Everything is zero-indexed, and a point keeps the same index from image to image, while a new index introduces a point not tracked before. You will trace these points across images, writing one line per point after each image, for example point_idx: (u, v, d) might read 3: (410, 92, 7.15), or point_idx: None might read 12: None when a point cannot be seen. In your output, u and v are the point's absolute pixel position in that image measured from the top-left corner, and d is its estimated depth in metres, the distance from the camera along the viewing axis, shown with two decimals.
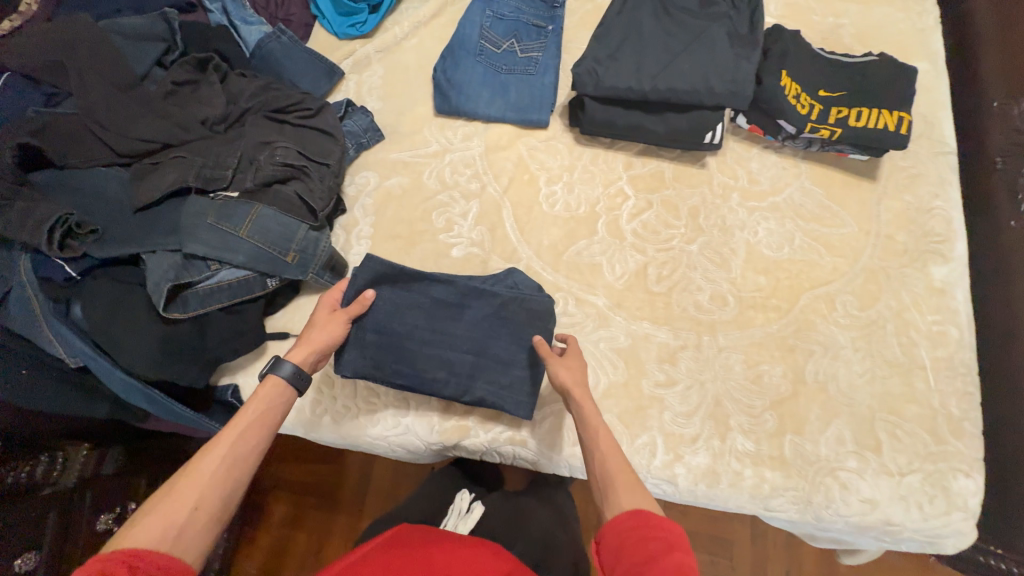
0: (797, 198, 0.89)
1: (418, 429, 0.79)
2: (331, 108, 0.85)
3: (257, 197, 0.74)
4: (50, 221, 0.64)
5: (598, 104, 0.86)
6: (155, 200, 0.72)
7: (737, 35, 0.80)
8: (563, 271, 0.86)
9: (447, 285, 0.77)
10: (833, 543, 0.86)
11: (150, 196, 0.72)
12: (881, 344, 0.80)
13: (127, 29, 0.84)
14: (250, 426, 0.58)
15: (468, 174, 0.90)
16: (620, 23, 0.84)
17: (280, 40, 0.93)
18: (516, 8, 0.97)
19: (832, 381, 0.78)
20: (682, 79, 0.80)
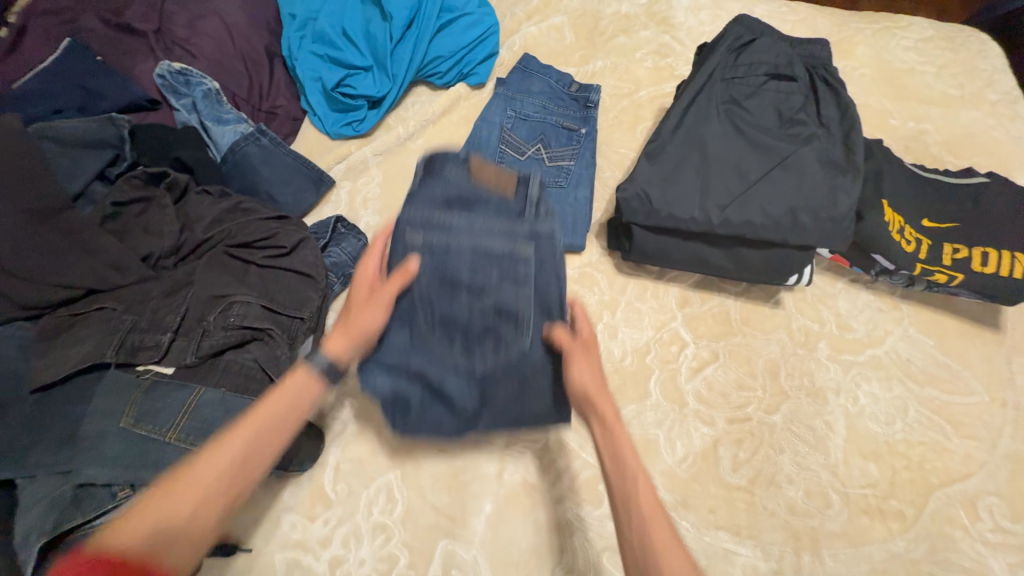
0: (903, 350, 0.70)
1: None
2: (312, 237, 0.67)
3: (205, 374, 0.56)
4: None
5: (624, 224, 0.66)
6: (59, 378, 0.53)
7: (831, 161, 0.63)
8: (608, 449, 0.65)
9: (412, 299, 0.56)
10: None
11: (51, 375, 0.53)
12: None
13: (67, 135, 0.67)
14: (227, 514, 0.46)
15: None
16: (678, 139, 0.67)
17: (259, 143, 0.76)
18: (541, 107, 0.82)
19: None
20: (762, 212, 0.63)
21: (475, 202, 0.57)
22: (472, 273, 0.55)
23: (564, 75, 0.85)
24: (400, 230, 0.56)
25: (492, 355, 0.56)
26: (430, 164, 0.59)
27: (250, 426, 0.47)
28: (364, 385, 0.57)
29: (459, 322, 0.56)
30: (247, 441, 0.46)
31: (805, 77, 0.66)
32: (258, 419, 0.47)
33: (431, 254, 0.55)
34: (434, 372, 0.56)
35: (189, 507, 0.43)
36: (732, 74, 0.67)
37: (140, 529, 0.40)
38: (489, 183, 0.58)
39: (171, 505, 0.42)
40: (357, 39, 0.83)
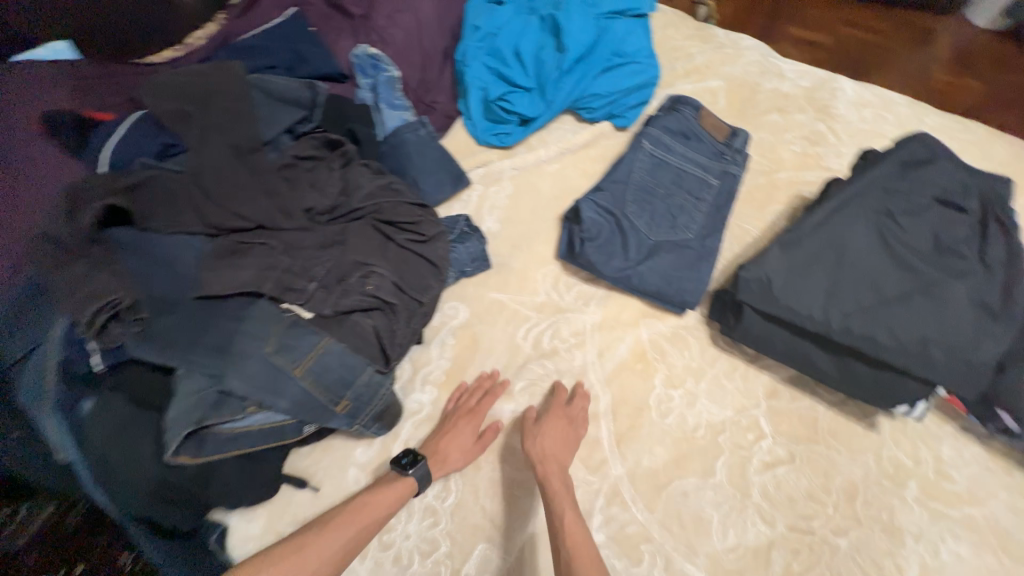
0: (1005, 520, 0.64)
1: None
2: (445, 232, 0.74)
3: (333, 324, 0.62)
4: (96, 304, 0.55)
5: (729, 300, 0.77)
6: (223, 293, 0.60)
7: (983, 304, 0.60)
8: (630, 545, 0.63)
9: (655, 128, 0.81)
10: None
11: (219, 289, 0.60)
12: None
13: (273, 88, 0.79)
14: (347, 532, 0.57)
15: (572, 343, 0.74)
16: (821, 236, 0.66)
17: (417, 133, 0.85)
18: (684, 155, 0.80)
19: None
20: (892, 334, 0.61)
21: (694, 139, 0.81)
22: (682, 179, 0.79)
23: (719, 125, 0.83)
24: (654, 130, 0.81)
25: (677, 211, 0.77)
26: (680, 101, 0.84)
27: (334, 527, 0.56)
28: (578, 211, 0.77)
29: (661, 189, 0.79)
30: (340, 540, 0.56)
31: (975, 212, 0.64)
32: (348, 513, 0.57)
33: (668, 137, 0.81)
34: (641, 186, 0.79)
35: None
36: (897, 186, 0.66)
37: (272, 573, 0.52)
38: (709, 128, 0.82)
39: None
40: (527, 59, 0.89)
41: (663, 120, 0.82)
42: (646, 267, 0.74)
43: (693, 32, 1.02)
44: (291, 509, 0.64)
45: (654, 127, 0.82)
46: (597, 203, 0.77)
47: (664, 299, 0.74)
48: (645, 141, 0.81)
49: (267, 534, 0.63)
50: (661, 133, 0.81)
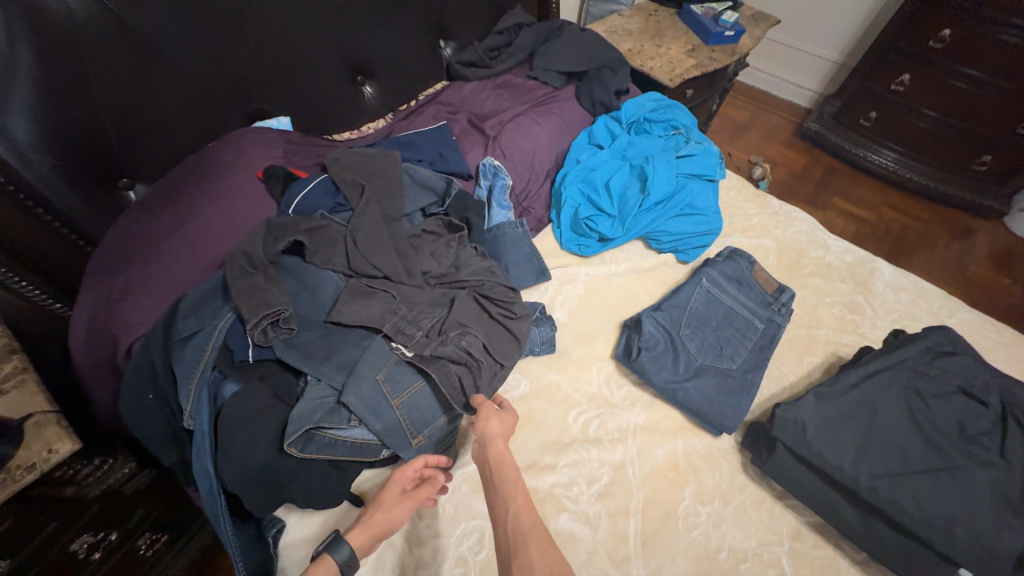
0: None
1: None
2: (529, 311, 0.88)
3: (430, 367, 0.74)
4: (266, 311, 0.69)
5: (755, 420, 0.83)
6: (350, 324, 0.76)
7: (1004, 495, 0.65)
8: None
9: (715, 271, 0.96)
10: None
11: (348, 320, 0.76)
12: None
13: (419, 176, 1.02)
14: None
15: (614, 436, 0.83)
16: (852, 396, 0.75)
17: (517, 230, 1.04)
18: (736, 298, 0.94)
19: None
20: (914, 504, 0.66)
21: (746, 286, 0.96)
22: (731, 316, 0.92)
23: (771, 279, 0.97)
24: (713, 271, 0.96)
25: (725, 343, 0.89)
26: (735, 253, 1.00)
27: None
28: (638, 322, 0.91)
29: (712, 321, 0.91)
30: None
31: (996, 407, 0.72)
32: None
33: (724, 280, 0.95)
34: (696, 315, 0.92)
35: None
36: (923, 367, 0.76)
37: None
38: (760, 280, 0.97)
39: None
40: (614, 192, 1.09)
41: (721, 264, 0.97)
42: (692, 386, 0.84)
43: (753, 197, 1.23)
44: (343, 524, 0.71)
45: (713, 269, 0.97)
46: (655, 321, 0.90)
47: (702, 417, 0.83)
48: (705, 279, 0.95)
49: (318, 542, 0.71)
50: (718, 275, 0.96)
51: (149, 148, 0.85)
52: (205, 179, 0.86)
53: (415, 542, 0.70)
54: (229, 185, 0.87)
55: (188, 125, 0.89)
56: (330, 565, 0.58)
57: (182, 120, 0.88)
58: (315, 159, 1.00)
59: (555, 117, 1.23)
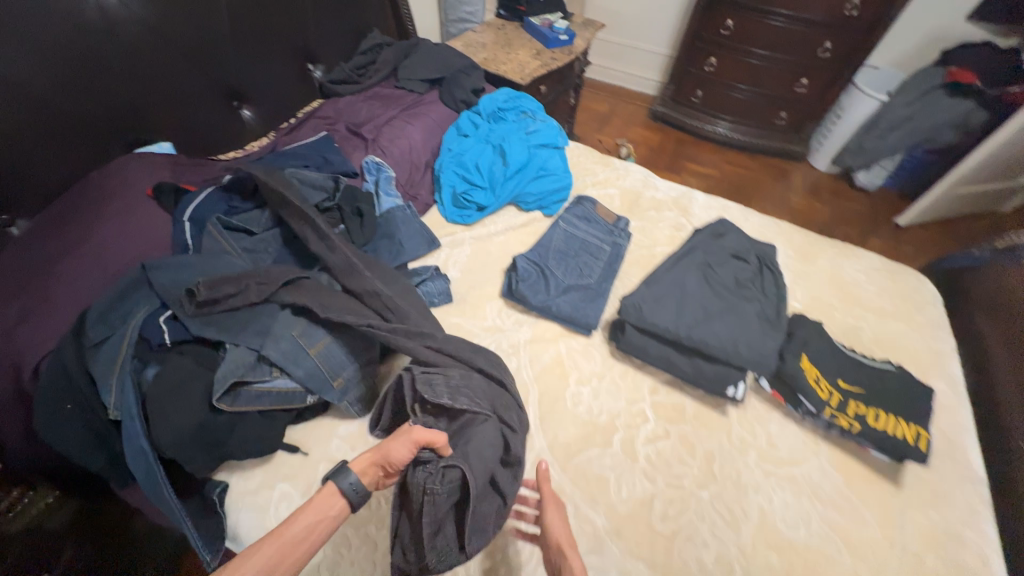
0: (816, 476, 0.89)
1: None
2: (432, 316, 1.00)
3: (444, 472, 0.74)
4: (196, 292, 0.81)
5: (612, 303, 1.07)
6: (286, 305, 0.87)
7: (765, 316, 0.94)
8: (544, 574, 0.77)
9: (567, 215, 1.21)
10: None
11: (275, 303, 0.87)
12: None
13: (307, 179, 1.15)
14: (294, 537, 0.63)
15: (509, 352, 1.02)
16: (668, 277, 1.02)
17: (405, 211, 1.22)
18: (587, 231, 1.19)
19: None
20: (714, 337, 0.93)
21: (593, 222, 1.21)
22: (585, 245, 1.17)
23: (611, 214, 1.25)
24: (567, 215, 1.21)
25: (583, 266, 1.13)
26: (580, 200, 1.26)
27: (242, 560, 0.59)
28: (513, 263, 1.11)
29: (571, 252, 1.15)
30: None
31: (755, 262, 1.03)
32: (256, 554, 0.60)
33: (576, 220, 1.21)
34: (558, 250, 1.15)
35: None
36: (710, 247, 1.06)
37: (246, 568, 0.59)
38: (603, 217, 1.24)
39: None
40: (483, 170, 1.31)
41: (572, 210, 1.23)
42: (561, 301, 1.06)
43: (599, 160, 1.52)
44: (284, 469, 0.82)
45: (567, 215, 1.21)
46: (527, 261, 1.11)
47: (572, 324, 1.06)
48: (562, 222, 1.20)
49: (260, 490, 0.80)
50: (570, 218, 1.21)
51: (24, 182, 0.89)
52: (94, 203, 0.92)
53: None
54: (122, 205, 0.93)
55: (64, 158, 0.94)
56: (336, 487, 0.68)
57: (56, 153, 0.92)
58: (207, 178, 1.09)
59: (425, 118, 1.43)
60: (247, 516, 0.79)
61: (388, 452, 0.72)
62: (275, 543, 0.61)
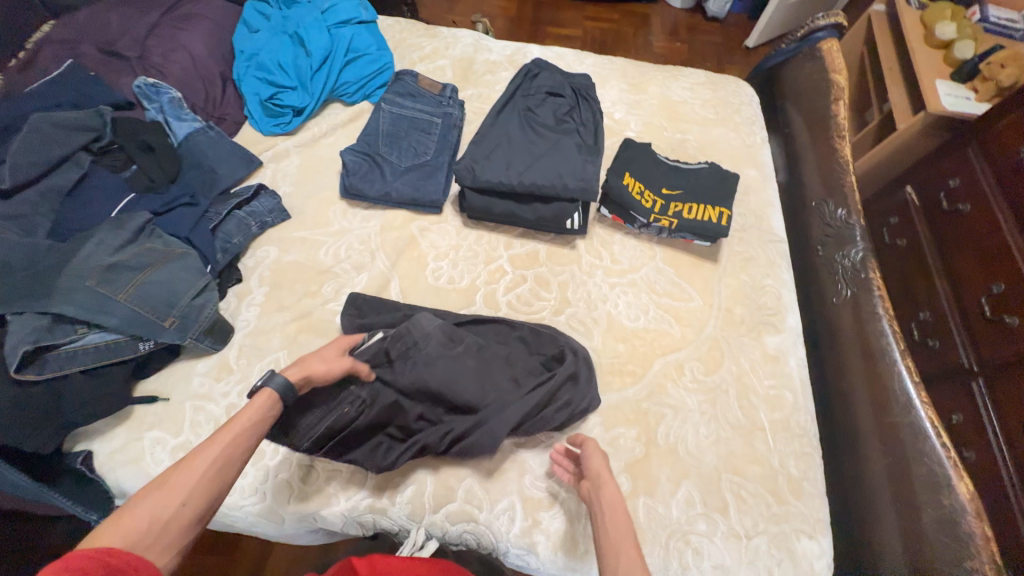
0: (652, 275, 1.02)
1: (238, 498, 0.78)
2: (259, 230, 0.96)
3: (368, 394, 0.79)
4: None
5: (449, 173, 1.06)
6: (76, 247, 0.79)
7: (584, 145, 1.00)
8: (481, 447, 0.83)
9: (389, 95, 1.13)
10: None
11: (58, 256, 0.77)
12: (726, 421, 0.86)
13: (59, 118, 0.93)
14: (247, 431, 0.60)
15: (361, 249, 1.01)
16: (493, 133, 1.02)
17: (207, 134, 1.07)
18: (413, 107, 1.13)
19: (686, 447, 0.84)
20: (542, 177, 0.96)
21: (418, 96, 1.15)
22: (415, 122, 1.12)
23: (436, 85, 1.18)
24: (389, 94, 1.13)
25: (416, 144, 1.09)
26: (400, 75, 1.18)
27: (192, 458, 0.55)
28: (342, 160, 1.05)
29: (401, 132, 1.10)
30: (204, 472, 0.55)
31: (571, 96, 1.06)
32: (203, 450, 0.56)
33: (400, 97, 1.13)
34: (388, 133, 1.09)
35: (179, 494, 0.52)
36: (527, 94, 1.07)
37: (200, 467, 0.55)
38: (429, 87, 1.17)
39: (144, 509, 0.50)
40: (287, 68, 1.16)
41: (393, 87, 1.15)
42: (400, 185, 1.04)
43: (423, 32, 1.39)
44: (149, 418, 0.80)
45: (388, 94, 1.13)
46: (355, 153, 1.06)
47: (418, 205, 1.06)
48: (385, 103, 1.12)
49: (129, 444, 0.79)
50: (393, 96, 1.13)
51: None
52: None
53: (220, 395, 0.83)
54: None
55: None
56: (273, 393, 0.64)
57: None
58: None
59: (200, 19, 1.20)
60: (122, 469, 0.77)
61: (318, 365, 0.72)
62: (225, 437, 0.58)
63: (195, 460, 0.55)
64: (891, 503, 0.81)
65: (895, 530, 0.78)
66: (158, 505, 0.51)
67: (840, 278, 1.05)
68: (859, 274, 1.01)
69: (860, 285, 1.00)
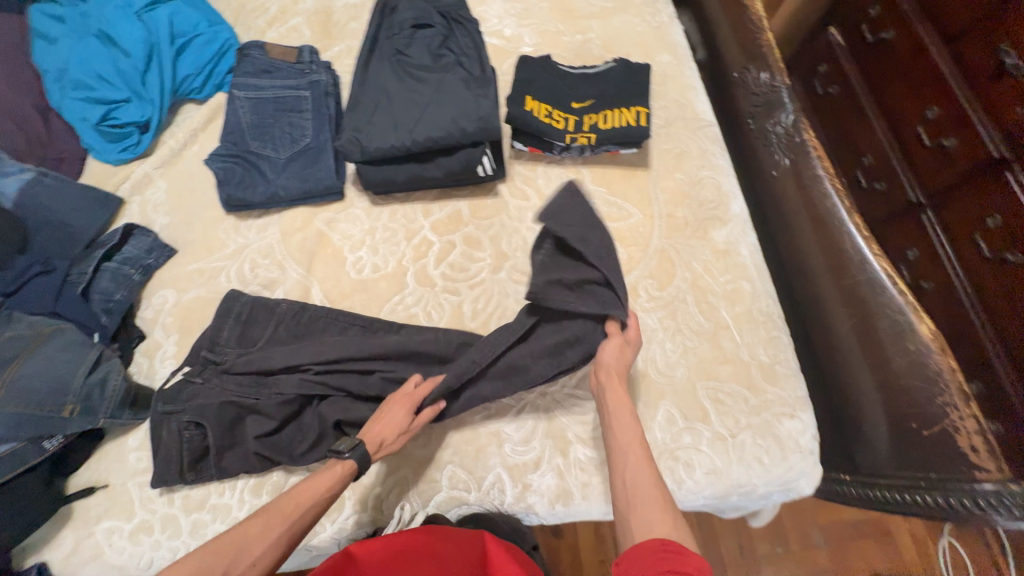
0: (584, 202, 0.95)
1: None
2: (178, 292, 0.88)
3: (206, 414, 0.73)
4: None
5: (335, 151, 0.93)
6: None
7: (470, 78, 0.88)
8: (453, 433, 0.79)
9: (240, 78, 0.96)
10: (737, 508, 0.86)
11: None
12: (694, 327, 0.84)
13: None
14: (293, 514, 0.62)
15: (268, 263, 0.90)
16: (367, 92, 0.88)
17: (44, 182, 0.89)
18: (273, 85, 0.97)
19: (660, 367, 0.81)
20: (435, 127, 0.84)
21: (274, 70, 0.98)
22: (281, 103, 0.96)
23: (291, 50, 1.00)
24: (240, 77, 0.96)
25: (289, 128, 0.95)
26: (245, 49, 0.99)
27: (271, 517, 0.62)
28: (211, 171, 0.91)
29: (268, 119, 0.95)
30: (280, 534, 0.61)
31: (442, 23, 0.91)
32: (286, 510, 0.62)
33: (254, 77, 0.97)
34: (253, 124, 0.94)
35: (241, 557, 0.58)
36: (392, 34, 0.92)
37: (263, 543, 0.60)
38: (283, 56, 0.99)
39: (204, 565, 0.57)
40: (109, 77, 0.96)
41: (241, 67, 0.97)
42: (287, 180, 0.91)
43: None
44: (92, 513, 0.73)
45: (238, 77, 0.96)
46: (223, 158, 0.91)
47: (316, 196, 0.94)
48: (239, 90, 0.95)
49: (82, 545, 0.72)
50: (245, 79, 0.96)
51: None
52: None
53: None
54: None
55: None
56: (348, 466, 0.67)
57: None
58: None
59: None
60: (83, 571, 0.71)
61: (200, 400, 0.75)
62: (291, 507, 0.63)
63: (255, 535, 0.60)
64: (861, 358, 0.82)
65: (869, 384, 0.80)
66: (219, 570, 0.57)
67: (775, 147, 0.99)
68: (793, 139, 0.96)
69: (796, 151, 0.95)
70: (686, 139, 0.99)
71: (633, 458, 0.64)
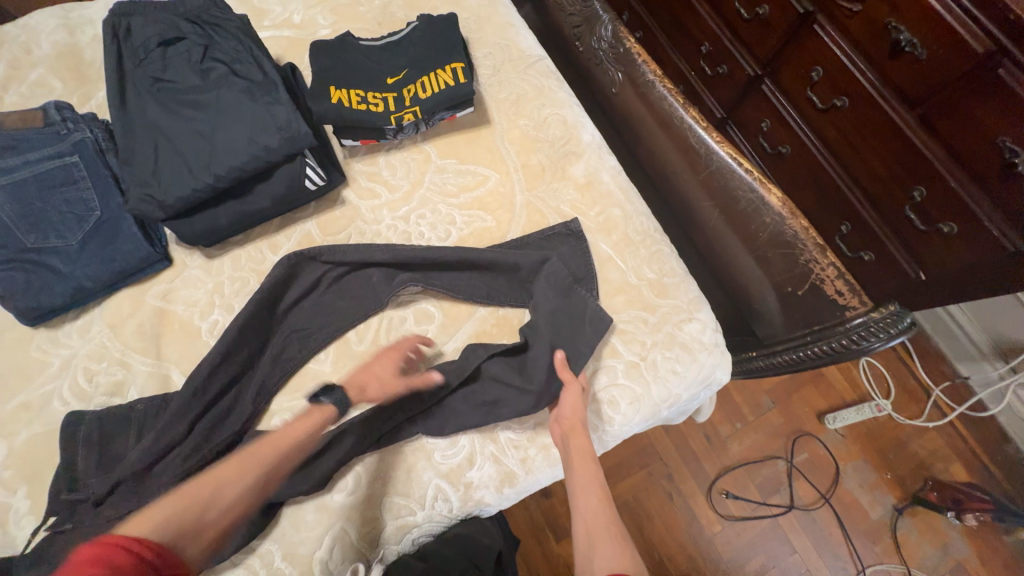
0: (437, 179, 0.88)
1: None
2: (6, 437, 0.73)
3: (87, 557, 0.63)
4: None
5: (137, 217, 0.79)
6: None
7: (256, 88, 0.77)
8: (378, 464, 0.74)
9: None
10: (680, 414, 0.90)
11: None
12: (579, 297, 0.78)
13: None
14: (283, 457, 0.65)
15: (107, 366, 0.77)
16: (138, 138, 0.74)
17: None
18: (22, 161, 0.78)
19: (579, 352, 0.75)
20: (234, 154, 0.73)
21: (17, 142, 0.79)
22: (42, 179, 0.79)
23: (33, 113, 0.82)
24: None
25: (65, 206, 0.78)
26: None
27: (244, 463, 0.62)
28: None
29: (32, 203, 0.77)
30: (258, 476, 0.62)
31: (202, 35, 0.78)
32: (258, 459, 0.63)
33: None
34: (12, 214, 0.76)
35: (215, 498, 0.58)
36: (139, 61, 0.77)
37: (241, 482, 0.60)
38: (22, 123, 0.80)
39: (184, 502, 0.55)
40: None
41: None
42: (90, 268, 0.77)
43: None
44: None
45: None
46: None
47: (136, 273, 0.81)
48: None
49: None
50: None
51: None
52: None
53: None
54: None
55: None
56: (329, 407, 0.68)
57: None
58: None
59: None
60: None
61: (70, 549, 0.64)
62: (268, 451, 0.64)
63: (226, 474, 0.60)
64: (737, 241, 0.84)
65: (750, 262, 0.84)
66: (198, 513, 0.55)
67: (606, 63, 0.96)
68: (618, 50, 0.94)
69: (625, 62, 0.93)
70: (518, 81, 0.94)
71: (594, 498, 0.64)
